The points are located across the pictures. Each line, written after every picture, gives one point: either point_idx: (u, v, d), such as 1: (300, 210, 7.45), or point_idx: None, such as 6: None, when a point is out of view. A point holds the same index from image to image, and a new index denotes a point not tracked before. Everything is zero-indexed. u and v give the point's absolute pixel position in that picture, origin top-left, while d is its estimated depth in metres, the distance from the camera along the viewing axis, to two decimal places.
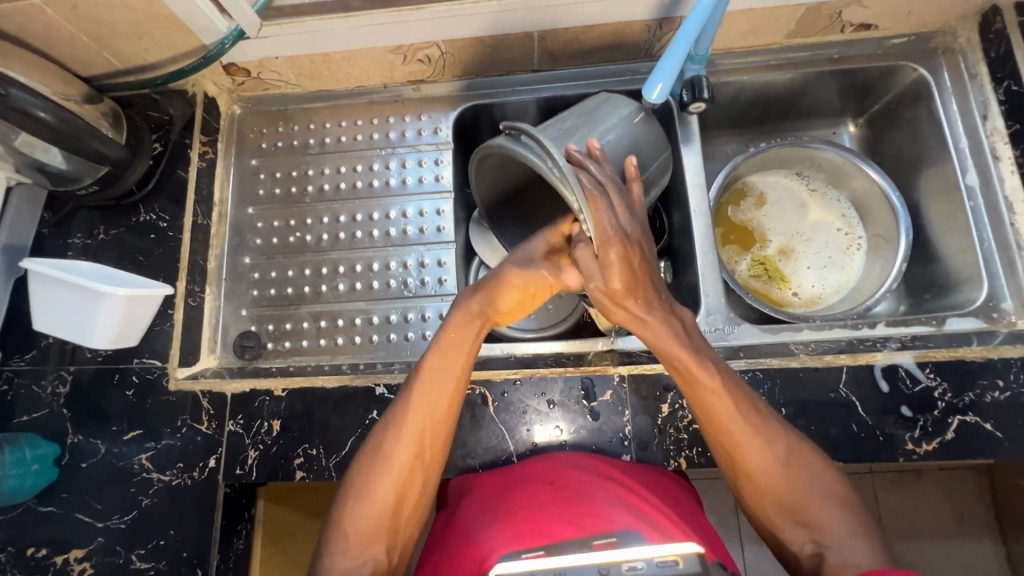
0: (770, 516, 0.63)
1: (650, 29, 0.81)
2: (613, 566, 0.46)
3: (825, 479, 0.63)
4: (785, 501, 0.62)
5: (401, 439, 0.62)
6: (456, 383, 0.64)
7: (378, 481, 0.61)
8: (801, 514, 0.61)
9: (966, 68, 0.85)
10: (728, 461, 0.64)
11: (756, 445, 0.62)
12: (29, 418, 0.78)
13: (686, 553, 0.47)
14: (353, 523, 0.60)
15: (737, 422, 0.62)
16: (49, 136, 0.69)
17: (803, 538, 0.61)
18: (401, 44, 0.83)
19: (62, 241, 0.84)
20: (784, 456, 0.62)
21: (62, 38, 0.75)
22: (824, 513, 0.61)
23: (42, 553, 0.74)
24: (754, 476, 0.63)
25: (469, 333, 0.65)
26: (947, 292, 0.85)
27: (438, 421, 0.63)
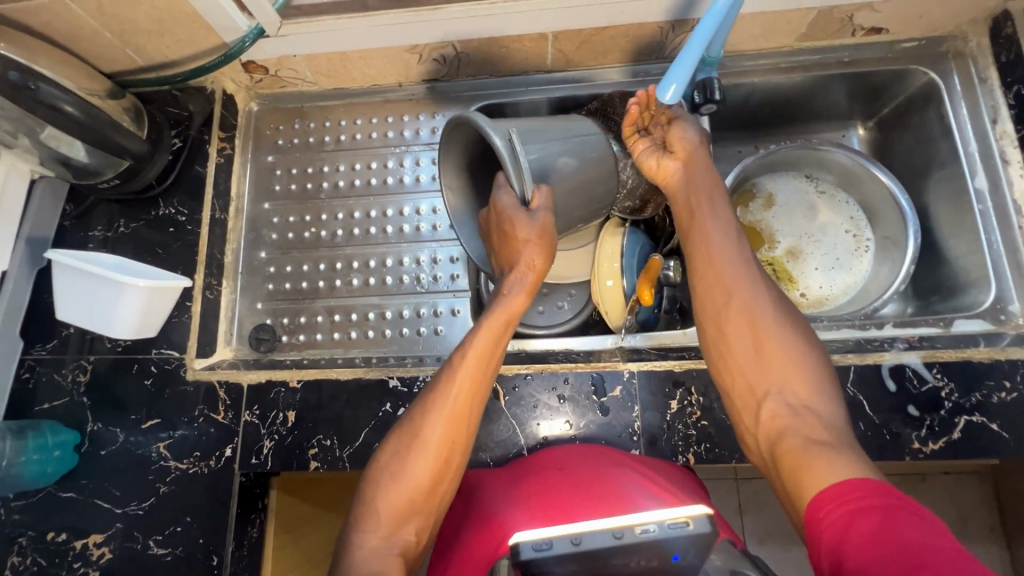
0: (733, 377, 0.63)
1: (663, 31, 0.82)
2: (626, 531, 0.49)
3: (812, 353, 0.61)
4: (762, 355, 0.61)
5: (436, 421, 0.61)
6: (490, 369, 0.63)
7: (412, 462, 0.60)
8: (761, 384, 0.61)
9: (977, 72, 0.86)
10: (707, 299, 0.66)
11: (739, 280, 0.65)
12: (50, 406, 0.79)
13: (695, 515, 0.50)
14: (386, 503, 0.60)
15: (717, 240, 0.67)
16: (74, 130, 0.71)
17: (767, 397, 0.60)
18: (417, 43, 0.84)
19: (83, 233, 0.86)
20: (767, 305, 0.63)
21: (87, 34, 0.77)
22: (799, 377, 0.60)
23: (62, 538, 0.75)
24: (732, 311, 0.64)
25: (501, 322, 0.64)
26: (955, 294, 0.86)
27: (471, 407, 0.63)
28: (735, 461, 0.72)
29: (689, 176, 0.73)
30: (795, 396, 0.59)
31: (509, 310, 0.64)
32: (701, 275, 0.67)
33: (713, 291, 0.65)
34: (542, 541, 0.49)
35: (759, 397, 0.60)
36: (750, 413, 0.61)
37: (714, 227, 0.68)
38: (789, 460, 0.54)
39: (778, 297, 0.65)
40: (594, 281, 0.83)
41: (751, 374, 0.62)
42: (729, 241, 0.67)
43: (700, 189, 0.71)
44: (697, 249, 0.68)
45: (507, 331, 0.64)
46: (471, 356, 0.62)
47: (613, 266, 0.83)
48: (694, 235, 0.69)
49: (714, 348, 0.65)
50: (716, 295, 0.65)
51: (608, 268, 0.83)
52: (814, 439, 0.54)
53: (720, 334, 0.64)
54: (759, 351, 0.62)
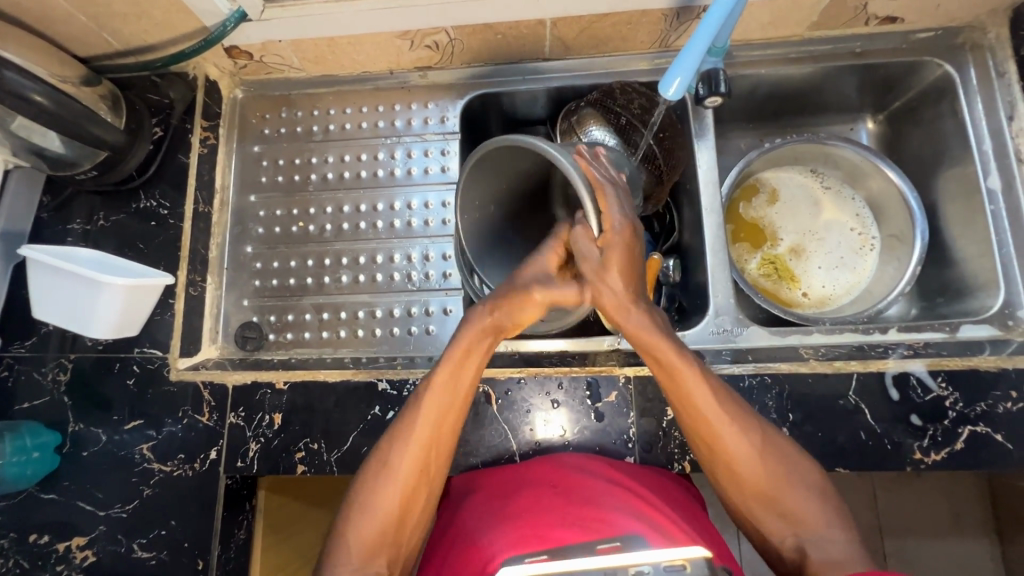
0: (758, 513, 0.61)
1: (667, 18, 0.78)
2: (619, 572, 0.44)
3: (808, 482, 0.61)
4: (767, 500, 0.60)
5: (405, 453, 0.60)
6: (460, 399, 0.62)
7: (380, 492, 0.59)
8: (778, 528, 0.60)
9: (994, 66, 0.82)
10: (712, 461, 0.62)
11: (731, 428, 0.61)
12: (30, 405, 0.77)
13: (693, 557, 0.45)
14: (355, 536, 0.58)
15: (710, 410, 0.61)
16: (46, 120, 0.67)
17: (787, 540, 0.59)
18: (409, 29, 0.80)
19: (62, 226, 0.83)
20: (757, 443, 0.61)
21: (58, 17, 0.73)
22: (805, 508, 0.59)
23: (45, 540, 0.74)
24: (728, 462, 0.61)
25: (466, 351, 0.61)
26: (962, 297, 0.84)
27: (441, 440, 0.61)
28: None
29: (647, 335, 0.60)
30: (806, 530, 0.59)
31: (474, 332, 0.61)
32: (705, 440, 0.62)
33: (717, 457, 0.61)
34: None
35: (777, 541, 0.60)
36: (769, 548, 0.61)
37: (704, 386, 0.60)
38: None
39: (759, 428, 0.62)
40: None
41: (761, 511, 0.61)
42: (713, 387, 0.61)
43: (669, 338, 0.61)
44: (693, 425, 0.62)
45: (474, 357, 0.62)
46: (437, 384, 0.61)
47: None
48: (681, 396, 0.61)
49: (727, 488, 0.62)
50: (716, 451, 0.61)
51: None
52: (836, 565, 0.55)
53: (730, 481, 0.61)
54: (760, 492, 0.60)
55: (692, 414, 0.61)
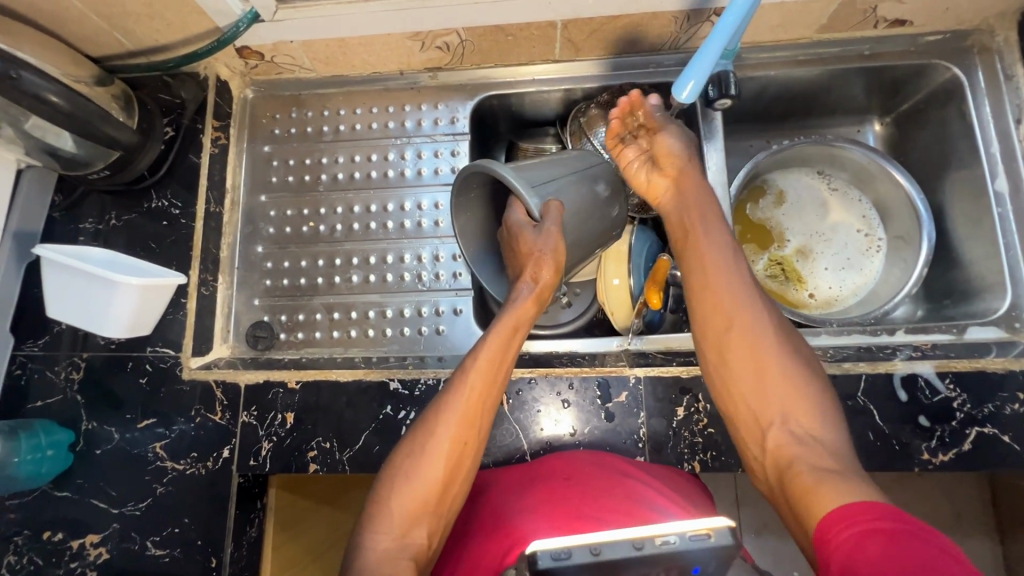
0: (755, 398, 0.60)
1: (677, 20, 0.78)
2: (647, 541, 0.43)
3: (817, 385, 0.60)
4: (763, 382, 0.60)
5: (449, 420, 0.60)
6: (503, 371, 0.63)
7: (425, 464, 0.59)
8: (768, 413, 0.59)
9: (1003, 69, 0.82)
10: (711, 334, 0.64)
11: (743, 306, 0.63)
12: (43, 404, 0.78)
13: (717, 526, 0.44)
14: (398, 502, 0.58)
15: (721, 274, 0.65)
16: (61, 121, 0.68)
17: (773, 427, 0.59)
18: (420, 31, 0.80)
19: (73, 226, 0.83)
20: (770, 330, 0.62)
21: (72, 17, 0.73)
22: (803, 402, 0.59)
23: (58, 537, 0.75)
24: (739, 346, 0.62)
25: (512, 326, 0.64)
26: (968, 299, 0.84)
27: (483, 412, 0.62)
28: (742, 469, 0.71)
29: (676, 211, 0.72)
30: (800, 424, 0.58)
31: (521, 314, 0.65)
32: (698, 293, 0.66)
33: (716, 328, 0.64)
34: (561, 550, 0.43)
35: (766, 426, 0.59)
36: (755, 440, 0.60)
37: (721, 265, 0.66)
38: (800, 487, 0.53)
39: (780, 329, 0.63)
40: (601, 281, 0.83)
41: (757, 406, 0.60)
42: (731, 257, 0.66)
43: (699, 219, 0.70)
44: (697, 285, 0.66)
45: (518, 334, 0.64)
46: (483, 356, 0.62)
47: (621, 266, 0.83)
48: (699, 271, 0.67)
49: (723, 364, 0.63)
50: (720, 312, 0.64)
51: (616, 267, 0.83)
52: (825, 464, 0.53)
53: (731, 356, 0.62)
54: (763, 378, 0.60)
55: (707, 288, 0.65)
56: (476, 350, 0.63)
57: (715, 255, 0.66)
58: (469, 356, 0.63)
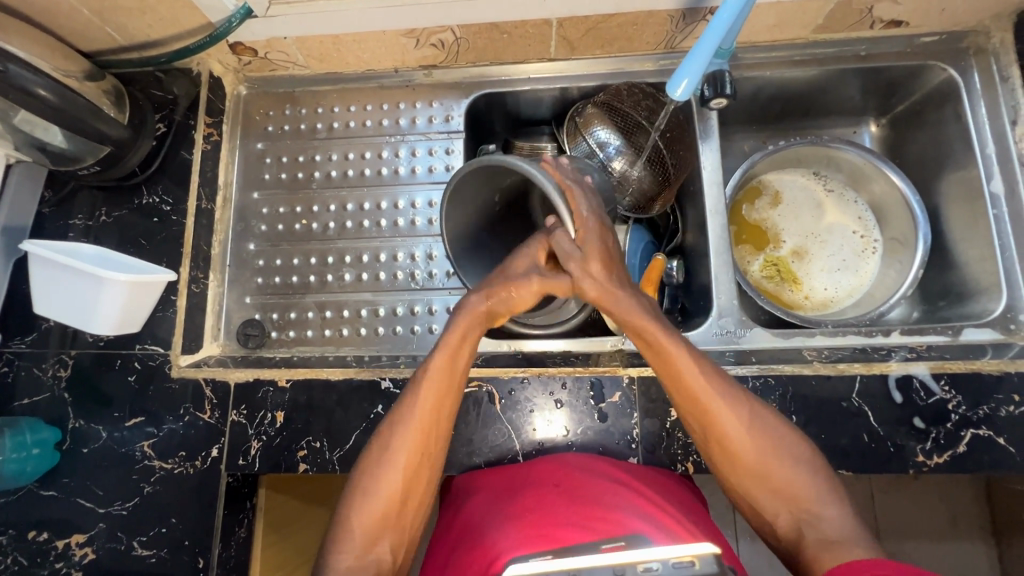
0: (752, 488, 0.61)
1: (673, 19, 0.78)
2: (628, 567, 0.42)
3: (801, 450, 0.62)
4: (759, 481, 0.61)
5: (404, 432, 0.60)
6: (459, 379, 0.62)
7: (383, 476, 0.59)
8: (769, 507, 0.61)
9: (998, 70, 0.82)
10: (706, 442, 0.63)
11: (724, 415, 0.61)
12: (29, 401, 0.77)
13: (702, 553, 0.42)
14: (358, 522, 0.58)
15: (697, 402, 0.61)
16: (49, 115, 0.67)
17: (781, 517, 0.60)
18: (414, 28, 0.80)
19: (63, 222, 0.82)
20: (755, 425, 0.62)
21: (63, 11, 0.72)
22: (800, 488, 0.60)
23: (43, 537, 0.74)
24: (722, 440, 0.62)
25: (464, 337, 0.62)
26: (964, 300, 0.84)
27: (439, 424, 0.61)
28: None
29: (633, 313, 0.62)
30: (804, 509, 0.59)
31: (466, 322, 0.63)
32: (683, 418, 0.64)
33: (707, 443, 0.63)
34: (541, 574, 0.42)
35: (775, 521, 0.60)
36: (767, 527, 0.61)
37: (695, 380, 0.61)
38: (816, 564, 0.55)
39: (750, 409, 0.62)
40: None
41: (760, 501, 0.61)
42: (703, 370, 0.62)
43: (656, 336, 0.62)
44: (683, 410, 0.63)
45: (473, 344, 0.63)
46: (436, 366, 0.62)
47: None
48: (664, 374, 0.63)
49: (721, 468, 0.63)
50: (705, 428, 0.62)
51: None
52: (832, 543, 0.56)
53: (725, 463, 0.62)
54: (756, 472, 0.61)
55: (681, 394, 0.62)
56: (430, 363, 0.62)
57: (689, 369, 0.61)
58: (422, 368, 0.62)
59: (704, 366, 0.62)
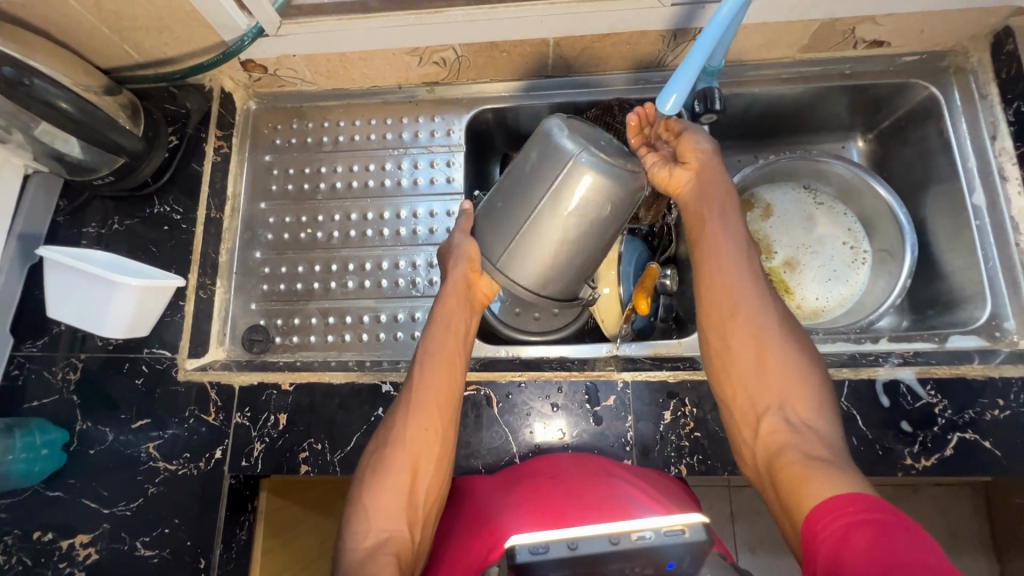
0: (754, 385, 0.62)
1: (664, 39, 0.82)
2: (622, 536, 0.43)
3: (811, 370, 0.62)
4: (760, 364, 0.62)
5: (410, 419, 0.65)
6: (454, 368, 0.68)
7: (391, 461, 0.63)
8: (764, 400, 0.61)
9: (978, 88, 0.85)
10: (715, 312, 0.66)
11: (748, 301, 0.65)
12: (39, 404, 0.79)
13: (693, 522, 0.43)
14: (373, 501, 0.61)
15: (722, 248, 0.67)
16: (70, 127, 0.70)
17: (768, 413, 0.60)
18: (418, 46, 0.84)
19: (77, 229, 0.85)
20: (771, 323, 0.64)
21: (84, 29, 0.76)
22: (800, 390, 0.61)
23: (48, 537, 0.75)
24: (739, 336, 0.64)
25: (449, 319, 0.71)
26: (951, 309, 0.86)
27: (444, 408, 0.66)
28: (728, 473, 0.72)
29: (717, 183, 0.70)
30: (796, 413, 0.60)
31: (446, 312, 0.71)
32: (704, 251, 0.68)
33: (721, 294, 0.65)
34: (539, 544, 0.43)
35: (759, 412, 0.61)
36: (749, 427, 0.62)
37: (728, 238, 0.68)
38: (789, 472, 0.55)
39: (781, 313, 0.65)
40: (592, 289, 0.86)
41: (754, 390, 0.62)
42: (737, 240, 0.67)
43: (712, 208, 0.69)
44: (703, 257, 0.68)
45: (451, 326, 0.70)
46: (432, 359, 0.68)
47: (611, 276, 0.86)
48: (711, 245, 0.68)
49: (733, 351, 0.64)
50: (718, 311, 0.65)
51: (607, 277, 0.86)
52: (819, 459, 0.54)
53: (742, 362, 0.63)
54: (764, 370, 0.62)
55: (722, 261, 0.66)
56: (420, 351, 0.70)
57: (723, 238, 0.68)
58: (419, 355, 0.69)
59: (741, 241, 0.67)
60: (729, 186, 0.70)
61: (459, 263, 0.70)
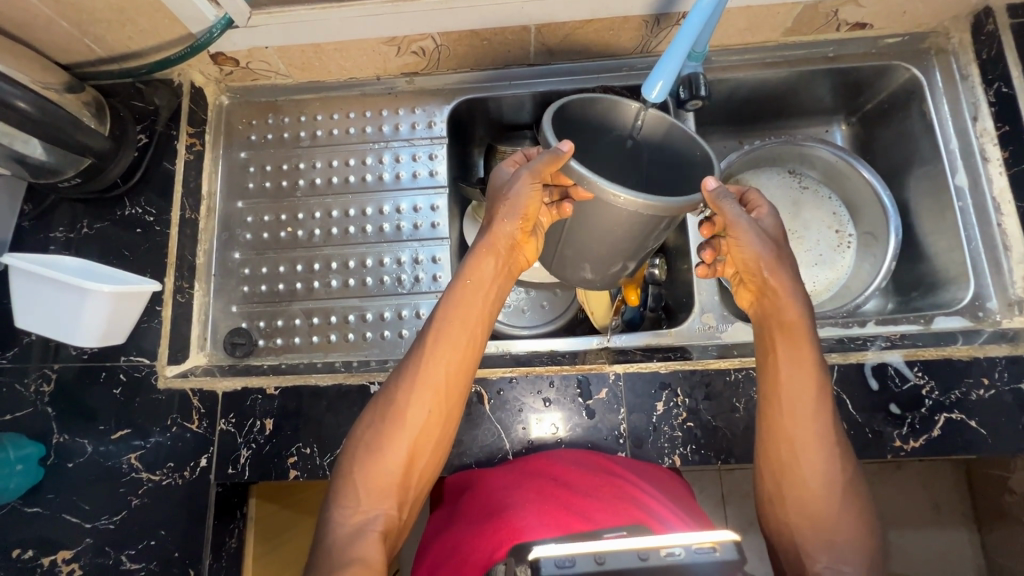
0: (803, 516, 0.60)
1: (647, 24, 0.80)
2: (652, 551, 0.41)
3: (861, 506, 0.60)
4: (807, 505, 0.60)
5: (420, 389, 0.61)
6: (471, 333, 0.64)
7: (392, 433, 0.60)
8: (812, 540, 0.59)
9: (959, 69, 0.86)
10: (777, 449, 0.62)
11: (812, 443, 0.61)
12: (12, 417, 0.76)
13: (722, 540, 0.42)
14: (365, 477, 0.59)
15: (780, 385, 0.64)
16: (29, 127, 0.67)
17: (815, 552, 0.59)
18: (396, 36, 0.81)
19: (44, 234, 0.82)
20: (832, 457, 0.61)
21: (40, 24, 0.72)
22: (843, 533, 0.59)
23: (28, 555, 0.72)
24: (799, 471, 0.60)
25: (466, 279, 0.64)
26: (934, 290, 0.86)
27: (456, 379, 0.63)
28: (721, 462, 0.72)
29: (790, 310, 0.62)
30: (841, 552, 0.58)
31: (478, 266, 0.64)
32: (775, 384, 0.62)
33: (786, 426, 0.61)
34: (564, 557, 0.41)
35: (805, 553, 0.59)
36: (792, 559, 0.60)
37: (797, 366, 0.61)
38: None
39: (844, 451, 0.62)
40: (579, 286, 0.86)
41: (801, 524, 0.60)
42: (810, 373, 0.61)
43: (786, 342, 0.62)
44: (768, 388, 0.63)
45: (481, 287, 0.64)
46: (450, 319, 0.63)
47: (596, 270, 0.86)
48: (779, 382, 0.62)
49: (789, 486, 0.61)
50: (776, 435, 0.62)
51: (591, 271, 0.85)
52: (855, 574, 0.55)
53: (795, 494, 0.60)
54: (818, 506, 0.60)
55: (796, 393, 0.61)
56: (440, 311, 0.64)
57: (797, 375, 0.61)
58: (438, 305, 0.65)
59: (818, 380, 0.61)
60: (807, 305, 0.62)
61: (510, 209, 0.63)
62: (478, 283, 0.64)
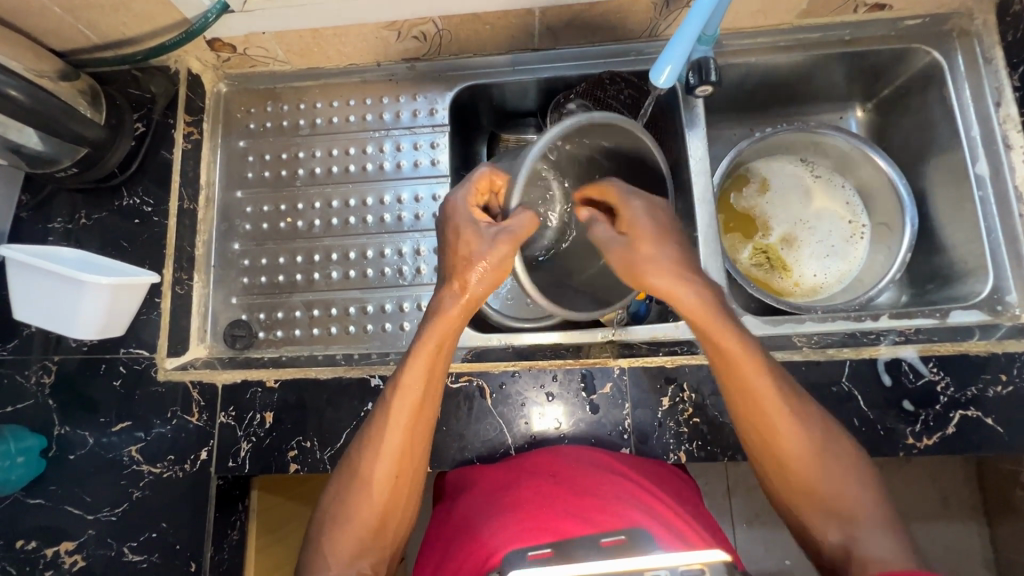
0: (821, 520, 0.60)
1: (657, 6, 0.77)
2: (633, 574, 0.40)
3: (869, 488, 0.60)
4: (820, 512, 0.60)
5: (383, 458, 0.60)
6: (431, 396, 0.62)
7: (359, 499, 0.60)
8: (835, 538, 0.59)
9: (982, 52, 0.82)
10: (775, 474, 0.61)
11: (802, 459, 0.60)
12: (14, 409, 0.76)
13: (713, 561, 0.41)
14: (338, 543, 0.60)
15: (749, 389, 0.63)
16: (21, 115, 0.65)
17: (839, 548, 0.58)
18: (396, 20, 0.78)
19: (42, 225, 0.81)
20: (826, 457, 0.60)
21: (32, 9, 0.71)
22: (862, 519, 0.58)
23: (32, 546, 0.73)
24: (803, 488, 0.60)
25: (435, 341, 0.60)
26: (950, 283, 0.84)
27: (416, 440, 0.62)
28: (728, 458, 0.70)
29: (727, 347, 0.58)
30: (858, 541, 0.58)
31: (441, 330, 0.61)
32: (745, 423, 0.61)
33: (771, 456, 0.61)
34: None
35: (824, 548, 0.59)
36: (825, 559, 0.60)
37: (758, 403, 0.59)
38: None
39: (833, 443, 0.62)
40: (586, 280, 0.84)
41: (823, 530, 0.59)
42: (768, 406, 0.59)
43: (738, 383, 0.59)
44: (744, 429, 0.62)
45: (444, 349, 0.62)
46: (409, 386, 0.61)
47: None
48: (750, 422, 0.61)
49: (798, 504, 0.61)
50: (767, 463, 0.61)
51: None
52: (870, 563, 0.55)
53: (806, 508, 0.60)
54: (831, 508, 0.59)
55: (764, 428, 0.60)
56: (399, 377, 0.61)
57: (752, 411, 0.60)
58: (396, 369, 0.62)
59: (780, 405, 0.60)
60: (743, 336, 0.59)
61: (483, 274, 0.60)
62: (443, 348, 0.62)
